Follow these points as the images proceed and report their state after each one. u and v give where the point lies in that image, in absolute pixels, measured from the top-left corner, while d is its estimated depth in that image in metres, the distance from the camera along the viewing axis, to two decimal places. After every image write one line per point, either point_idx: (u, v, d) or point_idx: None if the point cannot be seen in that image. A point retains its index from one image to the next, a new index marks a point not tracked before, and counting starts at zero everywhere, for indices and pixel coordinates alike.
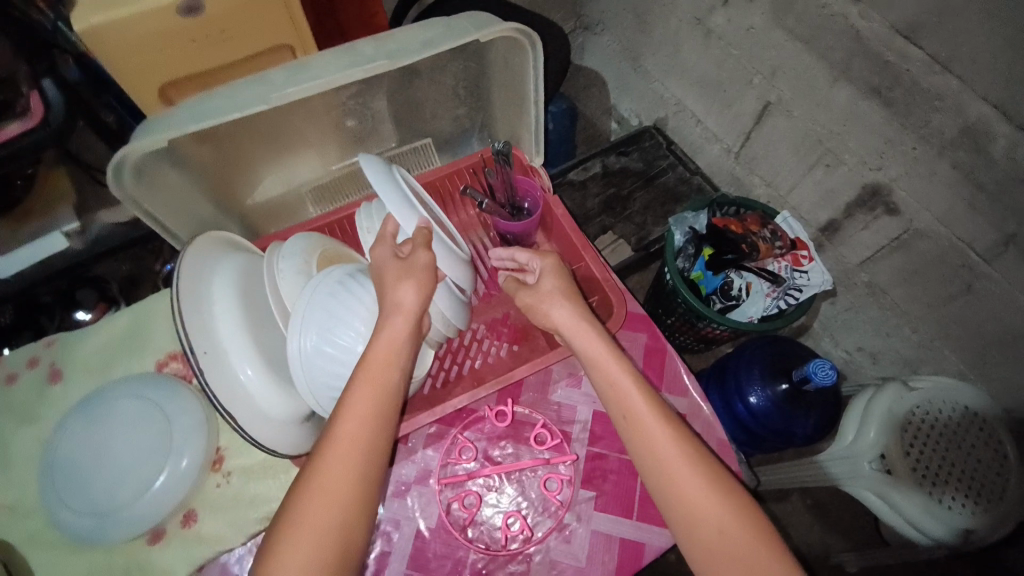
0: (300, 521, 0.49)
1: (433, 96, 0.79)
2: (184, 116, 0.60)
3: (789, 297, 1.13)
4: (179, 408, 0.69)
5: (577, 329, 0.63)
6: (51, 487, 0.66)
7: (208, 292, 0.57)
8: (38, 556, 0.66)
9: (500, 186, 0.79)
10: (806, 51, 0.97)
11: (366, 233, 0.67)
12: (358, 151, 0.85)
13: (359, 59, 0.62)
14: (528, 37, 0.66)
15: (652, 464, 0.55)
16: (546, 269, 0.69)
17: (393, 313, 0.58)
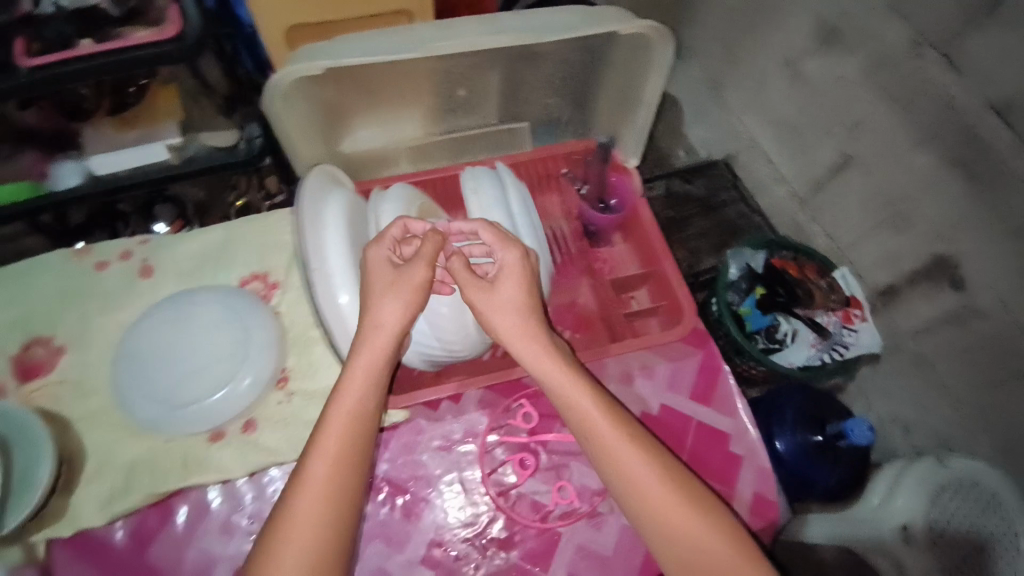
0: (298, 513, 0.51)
1: (531, 81, 0.80)
2: (334, 49, 0.64)
3: (834, 352, 1.13)
4: (257, 325, 0.73)
5: (517, 336, 0.60)
6: (125, 371, 0.70)
7: (320, 214, 0.61)
8: (95, 436, 0.68)
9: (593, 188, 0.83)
10: (893, 110, 0.98)
11: (472, 194, 0.68)
12: (457, 120, 0.86)
13: (503, 28, 0.65)
14: (657, 35, 0.70)
15: (627, 485, 0.56)
16: (505, 266, 0.61)
17: (371, 333, 0.57)
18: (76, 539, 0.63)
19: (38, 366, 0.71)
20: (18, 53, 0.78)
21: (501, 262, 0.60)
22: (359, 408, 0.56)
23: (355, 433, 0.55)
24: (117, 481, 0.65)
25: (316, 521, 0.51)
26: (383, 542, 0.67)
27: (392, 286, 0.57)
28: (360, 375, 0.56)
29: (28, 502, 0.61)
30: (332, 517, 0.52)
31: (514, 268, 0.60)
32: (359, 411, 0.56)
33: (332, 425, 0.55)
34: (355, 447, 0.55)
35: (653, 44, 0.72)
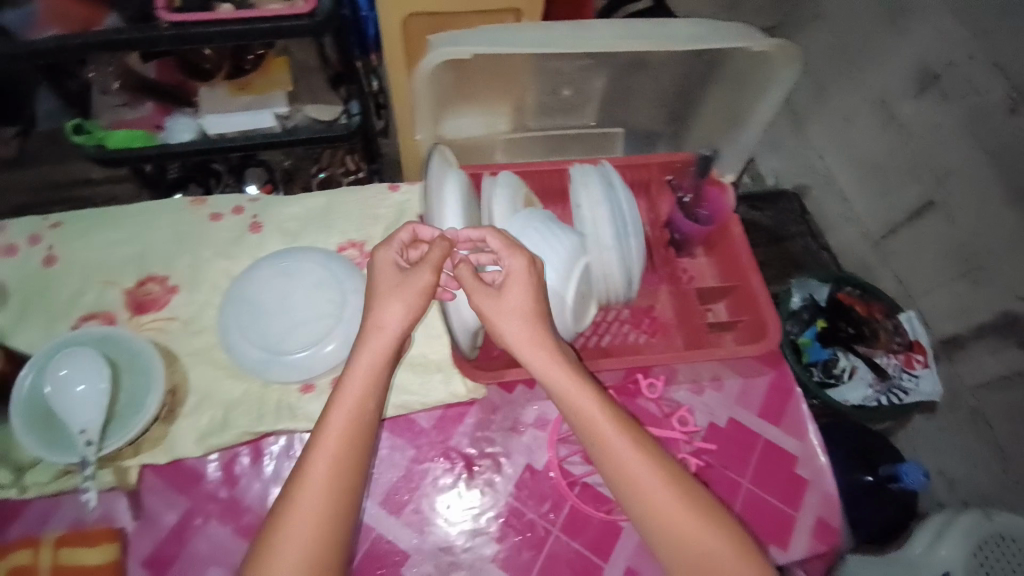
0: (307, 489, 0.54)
1: (642, 91, 0.83)
2: (474, 38, 0.67)
3: (891, 396, 1.07)
4: (355, 290, 0.76)
5: (526, 344, 0.60)
6: (234, 316, 0.74)
7: (441, 193, 0.65)
8: (199, 371, 0.72)
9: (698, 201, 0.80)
10: (990, 163, 0.94)
11: (582, 188, 0.68)
12: (559, 117, 0.87)
13: (637, 33, 0.68)
14: (784, 56, 0.70)
15: (634, 494, 0.57)
16: (512, 272, 0.60)
17: (372, 334, 0.60)
18: (171, 466, 0.67)
19: (150, 301, 0.75)
20: (160, 6, 0.82)
21: (509, 267, 0.61)
22: (363, 397, 0.58)
23: (358, 420, 0.57)
24: (215, 417, 0.69)
25: (320, 501, 0.53)
26: (452, 509, 0.69)
27: (396, 290, 0.61)
28: (365, 375, 0.59)
29: (133, 426, 0.64)
30: (339, 490, 0.54)
31: (522, 274, 0.60)
32: (363, 400, 0.58)
33: (335, 414, 0.57)
34: (357, 436, 0.57)
35: (777, 66, 0.73)
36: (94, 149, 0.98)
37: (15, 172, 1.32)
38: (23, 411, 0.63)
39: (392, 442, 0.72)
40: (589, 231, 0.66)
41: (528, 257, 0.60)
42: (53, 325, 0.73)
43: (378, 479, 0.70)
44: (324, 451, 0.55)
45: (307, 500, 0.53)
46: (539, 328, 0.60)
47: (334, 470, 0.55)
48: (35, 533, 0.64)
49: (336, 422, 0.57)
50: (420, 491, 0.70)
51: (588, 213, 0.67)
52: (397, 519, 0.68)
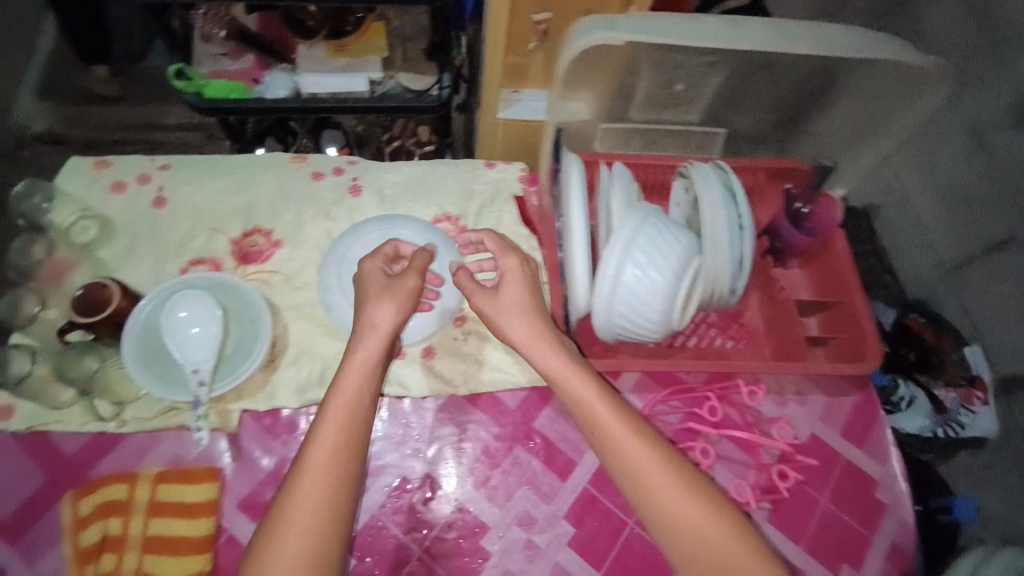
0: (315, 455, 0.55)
1: (759, 91, 0.81)
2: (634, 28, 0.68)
3: (948, 431, 0.85)
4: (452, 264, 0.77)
5: (532, 344, 0.64)
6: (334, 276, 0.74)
7: (568, 179, 0.65)
8: (297, 325, 0.73)
9: (819, 219, 0.76)
10: None
11: (703, 189, 0.67)
12: (664, 111, 0.85)
13: (793, 37, 0.69)
14: (940, 73, 0.73)
15: (636, 488, 0.57)
16: (506, 270, 0.69)
17: (367, 334, 0.63)
18: (269, 414, 0.68)
19: (255, 253, 0.77)
20: None
21: (502, 267, 0.69)
22: (363, 377, 0.61)
23: (361, 393, 0.60)
24: (312, 371, 0.71)
25: (331, 463, 0.55)
26: (532, 489, 0.70)
27: (385, 292, 0.66)
28: (366, 358, 0.62)
29: (242, 372, 0.66)
30: (345, 454, 0.56)
31: (516, 271, 0.69)
32: (366, 377, 0.61)
33: (339, 388, 0.59)
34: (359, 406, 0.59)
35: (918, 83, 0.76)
36: (195, 97, 1.00)
37: (108, 111, 1.26)
38: (134, 349, 0.65)
39: (477, 416, 0.73)
40: (707, 233, 0.66)
41: (518, 258, 0.69)
42: (161, 266, 0.75)
43: (462, 451, 0.71)
44: (330, 421, 0.57)
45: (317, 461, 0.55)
46: (541, 326, 0.65)
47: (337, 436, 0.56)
48: (132, 469, 0.65)
49: (341, 394, 0.59)
50: (502, 467, 0.71)
51: (711, 213, 0.66)
52: (480, 492, 0.69)
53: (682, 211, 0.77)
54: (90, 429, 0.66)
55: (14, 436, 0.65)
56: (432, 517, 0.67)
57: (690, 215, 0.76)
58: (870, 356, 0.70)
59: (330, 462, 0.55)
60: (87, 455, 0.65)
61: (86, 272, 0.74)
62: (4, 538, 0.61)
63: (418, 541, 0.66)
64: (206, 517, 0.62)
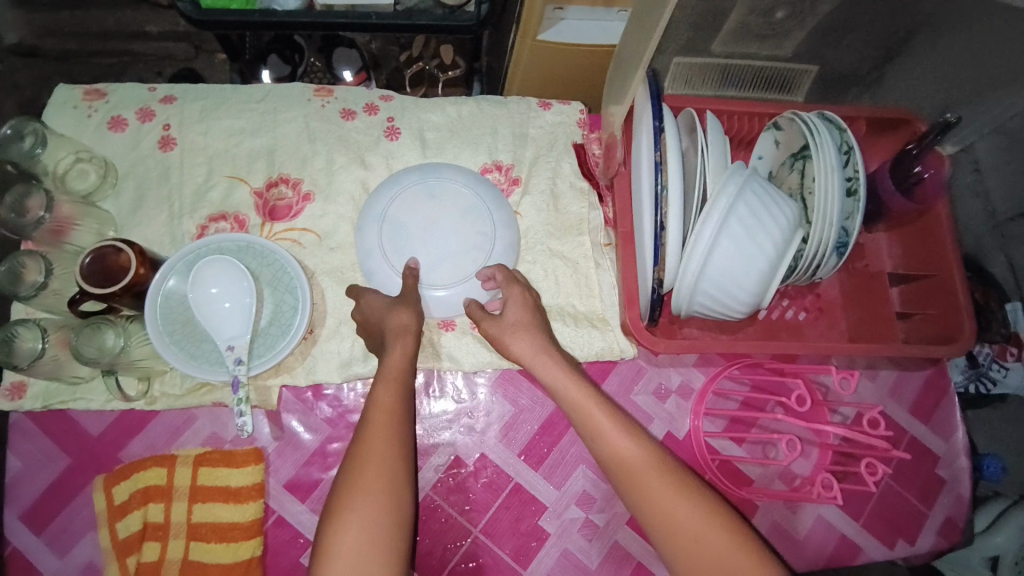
0: (368, 438, 0.51)
1: (871, 23, 0.69)
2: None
3: (980, 386, 0.79)
4: (505, 227, 0.67)
5: (538, 359, 0.59)
6: (374, 239, 0.65)
7: (666, 136, 0.55)
8: (336, 292, 0.66)
9: (928, 186, 0.67)
10: None
11: (815, 150, 0.58)
12: (751, 46, 0.74)
13: None
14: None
15: (638, 496, 0.52)
16: (509, 298, 0.62)
17: (398, 336, 0.56)
18: (311, 390, 0.63)
19: (283, 207, 0.68)
20: None
21: (506, 294, 0.62)
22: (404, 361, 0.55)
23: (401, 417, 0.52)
24: (355, 344, 0.64)
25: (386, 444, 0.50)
26: (591, 467, 0.67)
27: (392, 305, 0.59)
28: (390, 364, 0.54)
29: (283, 348, 0.60)
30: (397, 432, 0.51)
31: (520, 298, 0.62)
32: (405, 364, 0.55)
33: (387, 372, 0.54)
34: (401, 430, 0.52)
35: None
36: (189, 6, 0.85)
37: (83, 16, 1.07)
38: (160, 322, 0.58)
39: (532, 391, 0.68)
40: (817, 202, 0.58)
41: (523, 287, 0.63)
42: (176, 221, 0.66)
43: (517, 428, 0.67)
44: (373, 435, 0.50)
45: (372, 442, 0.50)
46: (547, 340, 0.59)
47: (379, 457, 0.49)
48: (165, 451, 0.61)
49: (378, 415, 0.52)
50: (559, 444, 0.67)
51: (820, 179, 0.58)
52: (536, 470, 0.66)
53: (766, 166, 0.68)
54: (116, 407, 0.61)
55: (32, 416, 0.61)
56: (489, 496, 0.65)
57: (776, 172, 0.67)
58: (966, 334, 0.64)
59: (381, 467, 0.49)
60: (115, 435, 0.61)
61: (89, 229, 0.64)
62: (38, 523, 0.58)
63: (474, 521, 0.64)
64: (255, 501, 0.59)
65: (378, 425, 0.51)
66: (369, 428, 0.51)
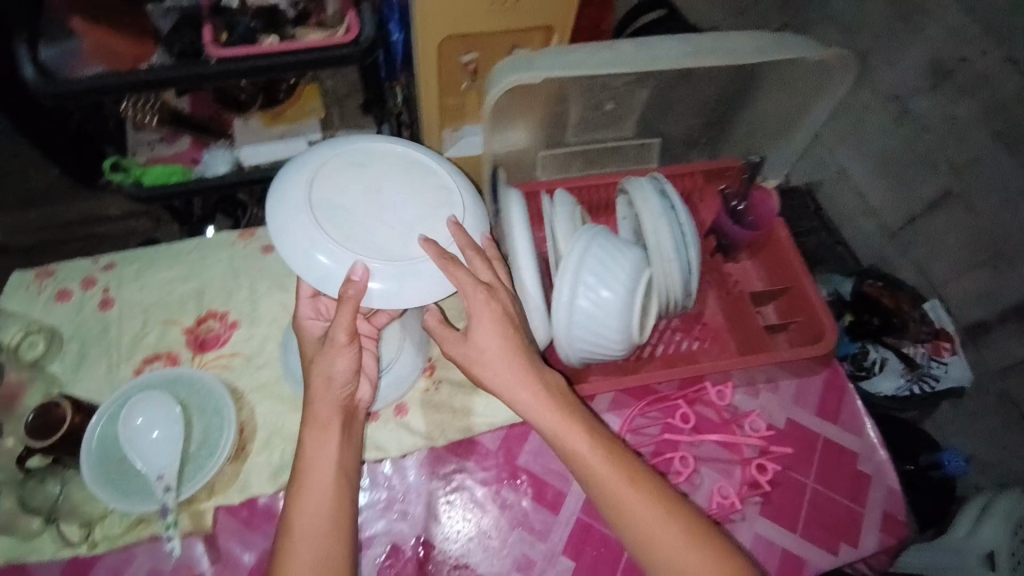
0: (296, 506, 0.57)
1: (687, 100, 0.86)
2: (549, 62, 0.72)
3: (924, 384, 1.07)
4: (473, 202, 0.67)
5: (516, 391, 0.61)
6: (310, 220, 0.61)
7: (509, 213, 0.67)
8: (266, 405, 0.72)
9: (758, 213, 0.81)
10: (1006, 152, 0.93)
11: (642, 204, 0.70)
12: (598, 131, 0.89)
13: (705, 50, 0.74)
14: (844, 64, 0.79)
15: (625, 524, 0.58)
16: (474, 310, 0.61)
17: (327, 423, 0.60)
18: (245, 506, 0.66)
19: (212, 338, 0.76)
20: (209, 41, 0.83)
21: (470, 308, 0.61)
22: (326, 418, 0.60)
23: (327, 542, 0.56)
24: (285, 451, 0.69)
25: (320, 510, 0.57)
26: (526, 529, 0.69)
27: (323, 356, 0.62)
28: (319, 419, 0.60)
29: (211, 465, 0.64)
30: (332, 495, 0.58)
31: (490, 315, 0.61)
32: (331, 431, 0.60)
33: (312, 437, 0.60)
34: (336, 522, 0.57)
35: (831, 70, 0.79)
36: (134, 187, 1.01)
37: (48, 210, 1.23)
38: (93, 465, 0.63)
39: (460, 464, 0.72)
40: (651, 244, 0.68)
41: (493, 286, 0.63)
42: (114, 370, 0.74)
43: (449, 504, 0.70)
44: (306, 505, 0.57)
45: (300, 511, 0.57)
46: (525, 368, 0.61)
47: (317, 528, 0.56)
48: None
49: (299, 515, 0.57)
50: (492, 512, 0.70)
51: (646, 228, 0.69)
52: (474, 543, 0.68)
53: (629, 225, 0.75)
54: (63, 556, 0.63)
55: None
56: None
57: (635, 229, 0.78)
58: (828, 335, 0.73)
59: (313, 530, 0.56)
60: None
61: (38, 392, 0.71)
62: None
63: None
64: None
65: (306, 494, 0.58)
66: (286, 561, 0.54)
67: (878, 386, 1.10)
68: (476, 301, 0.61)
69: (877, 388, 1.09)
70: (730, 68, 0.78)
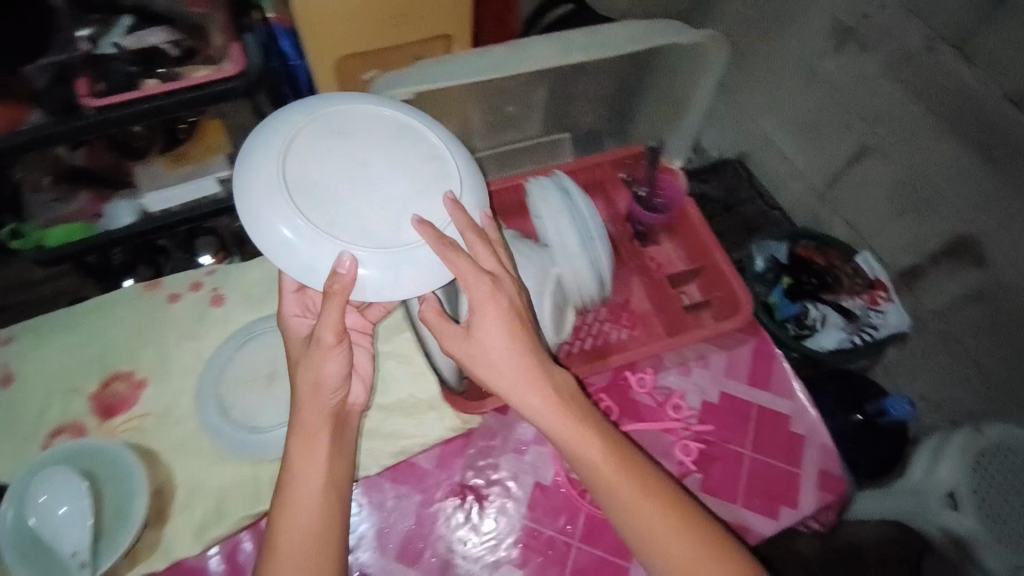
0: (284, 528, 0.55)
1: (589, 94, 0.85)
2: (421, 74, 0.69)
3: (864, 335, 1.14)
4: (470, 175, 0.63)
5: (518, 388, 0.57)
6: (291, 205, 0.56)
7: None
8: (184, 463, 0.71)
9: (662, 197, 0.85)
10: (915, 103, 1.04)
11: (542, 203, 0.70)
12: (504, 134, 0.88)
13: (569, 49, 0.70)
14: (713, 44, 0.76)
15: (625, 518, 0.57)
16: (477, 303, 0.56)
17: (315, 433, 0.59)
18: (171, 569, 0.65)
19: (120, 402, 0.74)
20: (83, 94, 0.80)
21: (476, 302, 0.56)
22: (313, 431, 0.59)
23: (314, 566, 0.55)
24: (204, 512, 0.68)
25: (306, 532, 0.55)
26: (469, 545, 0.69)
27: (311, 359, 0.59)
28: (306, 429, 0.59)
29: (127, 534, 0.62)
30: (320, 514, 0.56)
31: (494, 309, 0.56)
32: (321, 442, 0.59)
33: (300, 451, 0.58)
34: (324, 541, 0.56)
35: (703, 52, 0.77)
36: (37, 251, 0.99)
37: None
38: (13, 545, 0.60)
39: (397, 490, 0.71)
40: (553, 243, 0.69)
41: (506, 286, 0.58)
42: (23, 449, 0.71)
43: (389, 532, 0.69)
44: (293, 525, 0.56)
45: (287, 532, 0.55)
46: (528, 362, 0.57)
47: (303, 552, 0.55)
48: None
49: (287, 536, 0.55)
50: (434, 533, 0.69)
51: (546, 228, 0.69)
52: (419, 567, 0.67)
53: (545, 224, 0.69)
54: None
55: None
56: None
57: None
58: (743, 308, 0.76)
59: (300, 554, 0.55)
60: None
61: None
62: None
63: None
64: None
65: (294, 513, 0.56)
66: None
67: (820, 341, 1.17)
68: (476, 297, 0.56)
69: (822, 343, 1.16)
70: (601, 62, 0.76)
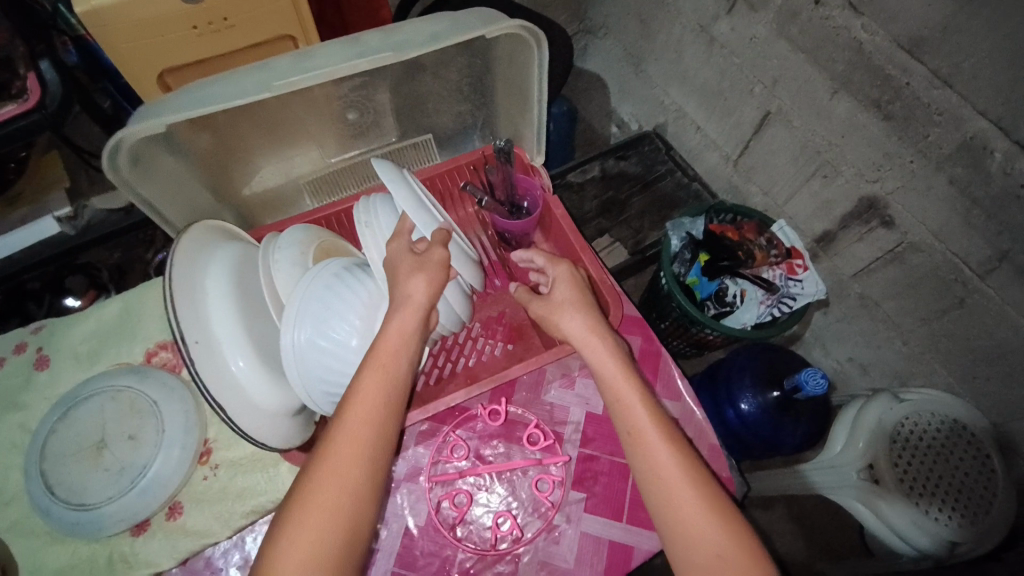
0: (342, 432, 0.51)
1: (437, 91, 0.75)
2: (183, 101, 0.56)
3: (783, 306, 1.02)
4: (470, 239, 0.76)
5: (588, 342, 0.62)
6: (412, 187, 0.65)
7: (199, 277, 0.57)
8: (17, 546, 0.65)
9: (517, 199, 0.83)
10: (808, 62, 0.92)
11: (366, 228, 0.63)
12: (355, 145, 0.81)
13: (364, 50, 0.58)
14: (534, 34, 0.64)
15: (647, 472, 0.54)
16: (559, 275, 0.68)
17: (400, 344, 0.56)
18: None
19: None
20: None
21: (556, 274, 0.68)
22: (397, 345, 0.56)
23: (355, 481, 0.49)
24: None
25: (360, 442, 0.51)
26: None
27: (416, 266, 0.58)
28: (392, 340, 0.56)
29: None
30: (379, 429, 0.52)
31: (566, 278, 0.68)
32: (401, 350, 0.56)
33: (373, 360, 0.55)
34: (370, 457, 0.51)
35: (529, 46, 0.66)
36: None
37: None
38: None
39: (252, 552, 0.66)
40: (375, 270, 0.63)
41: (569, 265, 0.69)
42: None
43: None
44: (350, 429, 0.51)
45: (345, 436, 0.51)
46: (592, 317, 0.64)
47: (350, 458, 0.50)
48: None
49: (343, 438, 0.50)
50: None
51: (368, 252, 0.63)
52: None
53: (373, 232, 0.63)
54: None
55: None
56: None
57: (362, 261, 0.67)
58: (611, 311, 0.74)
59: (347, 465, 0.49)
60: None
61: None
62: None
63: None
64: None
65: (353, 420, 0.51)
66: (309, 485, 0.49)
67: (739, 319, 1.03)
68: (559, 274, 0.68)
69: (739, 322, 1.03)
70: (423, 54, 0.64)
